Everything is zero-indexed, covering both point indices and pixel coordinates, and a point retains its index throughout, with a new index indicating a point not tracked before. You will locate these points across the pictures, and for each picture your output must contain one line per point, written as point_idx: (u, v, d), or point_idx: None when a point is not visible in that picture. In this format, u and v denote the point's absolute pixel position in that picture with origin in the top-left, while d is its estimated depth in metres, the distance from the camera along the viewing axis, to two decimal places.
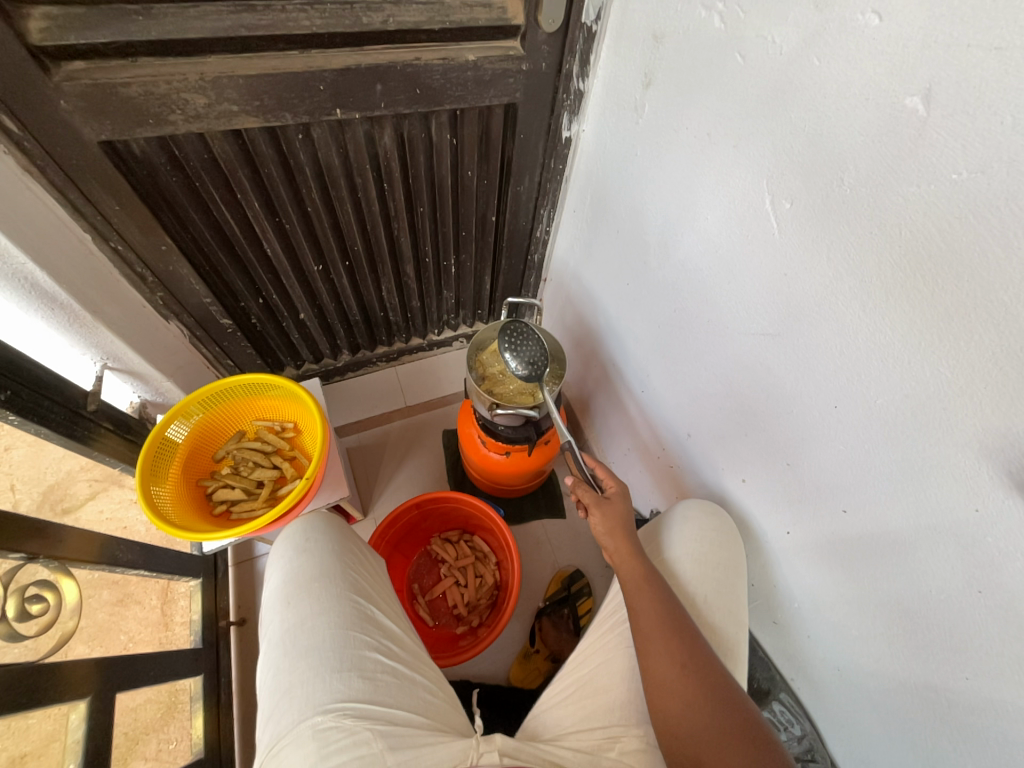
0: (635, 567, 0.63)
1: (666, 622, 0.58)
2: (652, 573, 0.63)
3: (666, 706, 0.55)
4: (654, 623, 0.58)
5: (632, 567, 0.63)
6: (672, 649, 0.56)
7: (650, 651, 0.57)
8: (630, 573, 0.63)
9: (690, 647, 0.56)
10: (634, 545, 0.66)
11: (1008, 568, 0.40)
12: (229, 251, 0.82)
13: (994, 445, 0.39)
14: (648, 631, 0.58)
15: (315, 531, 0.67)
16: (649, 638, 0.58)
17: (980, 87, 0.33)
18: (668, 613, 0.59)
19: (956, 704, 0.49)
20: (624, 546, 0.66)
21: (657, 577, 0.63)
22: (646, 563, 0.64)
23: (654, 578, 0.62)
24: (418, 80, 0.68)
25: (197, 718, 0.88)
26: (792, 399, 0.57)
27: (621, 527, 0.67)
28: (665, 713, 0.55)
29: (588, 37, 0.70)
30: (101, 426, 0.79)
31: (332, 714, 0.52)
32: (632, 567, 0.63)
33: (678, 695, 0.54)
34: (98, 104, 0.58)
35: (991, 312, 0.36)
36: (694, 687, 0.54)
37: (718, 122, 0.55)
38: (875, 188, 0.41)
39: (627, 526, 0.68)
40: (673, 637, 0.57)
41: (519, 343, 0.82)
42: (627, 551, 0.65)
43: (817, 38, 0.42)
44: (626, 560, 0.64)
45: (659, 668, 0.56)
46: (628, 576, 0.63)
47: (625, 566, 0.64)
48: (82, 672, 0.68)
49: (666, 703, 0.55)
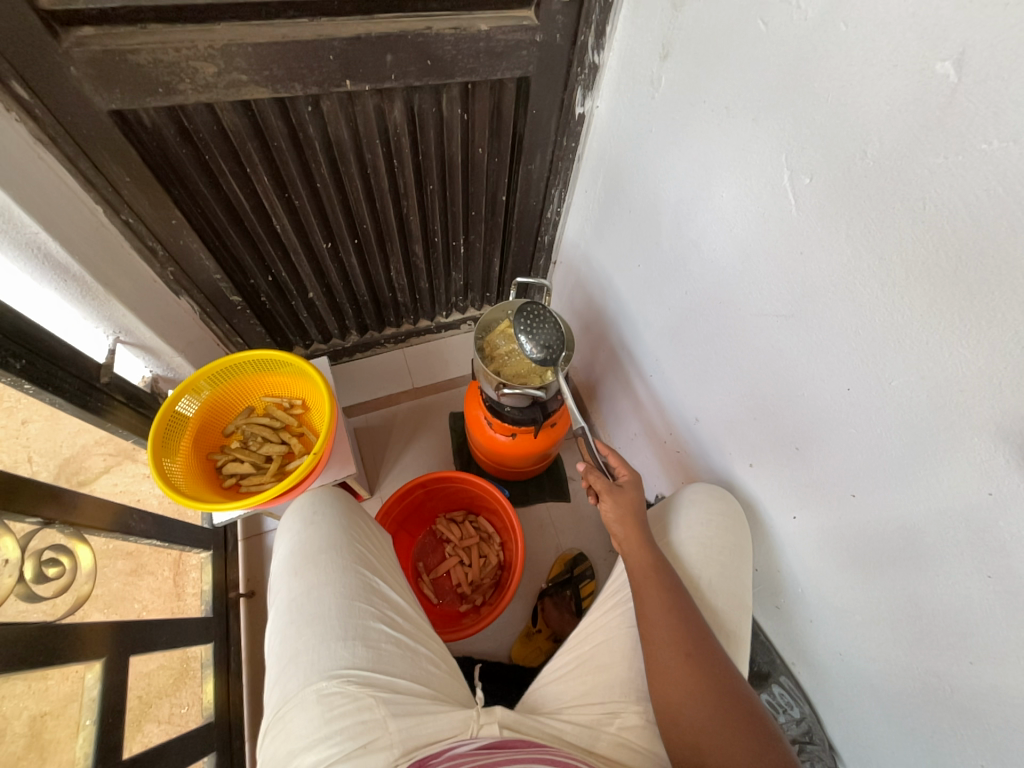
0: (644, 555, 0.63)
1: (673, 610, 0.58)
2: (661, 562, 0.63)
3: (668, 693, 0.55)
4: (660, 610, 0.58)
5: (641, 555, 0.63)
6: (676, 636, 0.56)
7: (654, 637, 0.57)
8: (639, 560, 0.63)
9: (696, 636, 0.56)
10: (643, 533, 0.66)
11: (1019, 553, 0.39)
12: (239, 227, 0.82)
13: (1012, 427, 0.38)
14: (653, 618, 0.58)
15: (323, 504, 0.68)
16: (654, 625, 0.58)
17: (1017, 49, 0.31)
18: (675, 602, 0.59)
19: (960, 689, 0.49)
20: (633, 533, 0.65)
21: (665, 566, 0.63)
22: (654, 552, 0.64)
23: (663, 567, 0.62)
24: (429, 50, 0.67)
25: (208, 684, 0.90)
26: (804, 382, 0.56)
27: (631, 515, 0.67)
28: (666, 699, 0.55)
29: (604, 7, 0.68)
30: (113, 399, 0.80)
31: (337, 679, 0.54)
32: (640, 555, 0.63)
33: (681, 682, 0.54)
34: (107, 72, 0.58)
35: (1016, 290, 0.35)
36: (697, 675, 0.54)
37: (737, 95, 0.53)
38: (900, 161, 0.40)
39: (637, 514, 0.68)
40: (679, 626, 0.57)
41: (540, 324, 0.81)
42: (636, 539, 0.65)
43: (844, 0, 0.40)
44: (636, 547, 0.64)
45: (663, 655, 0.56)
46: (636, 564, 0.63)
47: (633, 553, 0.64)
48: (98, 634, 0.70)
49: (668, 690, 0.55)
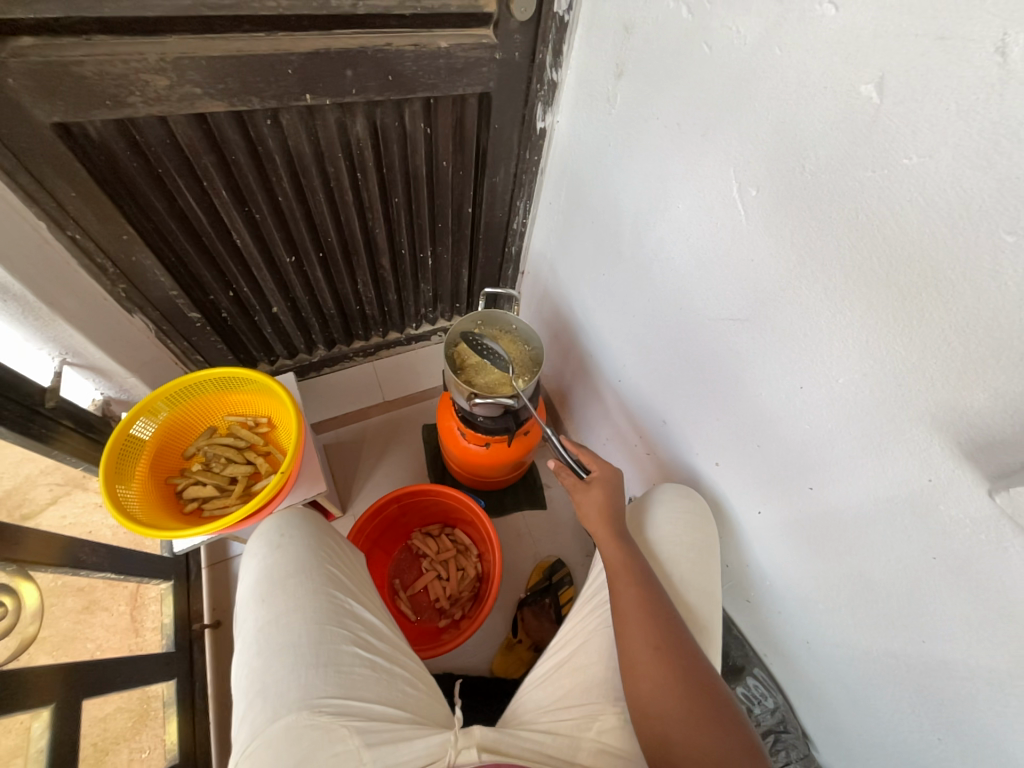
0: (618, 550, 0.64)
1: (645, 605, 0.59)
2: (635, 557, 0.64)
3: (638, 685, 0.56)
4: (632, 603, 0.59)
5: (616, 550, 0.64)
6: (647, 629, 0.57)
7: (627, 629, 0.58)
8: (614, 555, 0.64)
9: (666, 629, 0.57)
10: (618, 529, 0.67)
11: (959, 534, 0.42)
12: (196, 242, 0.80)
13: (944, 417, 0.41)
14: (625, 611, 0.59)
15: (292, 526, 0.66)
16: (626, 618, 0.59)
17: (927, 75, 0.35)
18: (647, 596, 0.60)
19: (916, 667, 0.51)
20: (608, 528, 0.66)
21: (640, 561, 0.64)
22: (629, 547, 0.65)
23: (636, 561, 0.63)
24: (390, 66, 0.67)
25: (171, 724, 0.85)
26: (759, 382, 0.59)
27: (605, 511, 0.68)
28: (637, 692, 0.56)
29: (560, 28, 0.71)
30: (60, 424, 0.76)
31: (309, 711, 0.52)
32: (614, 549, 0.64)
33: (651, 674, 0.55)
34: (49, 83, 0.55)
35: (940, 291, 0.38)
36: (666, 668, 0.55)
37: (688, 113, 0.56)
38: (836, 174, 0.43)
39: (613, 511, 0.69)
40: (650, 618, 0.58)
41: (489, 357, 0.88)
42: (610, 534, 0.66)
43: (778, 28, 0.44)
44: (610, 542, 0.65)
45: (634, 647, 0.57)
46: (611, 559, 0.64)
47: (608, 548, 0.65)
48: (46, 678, 0.65)
49: (639, 683, 0.56)
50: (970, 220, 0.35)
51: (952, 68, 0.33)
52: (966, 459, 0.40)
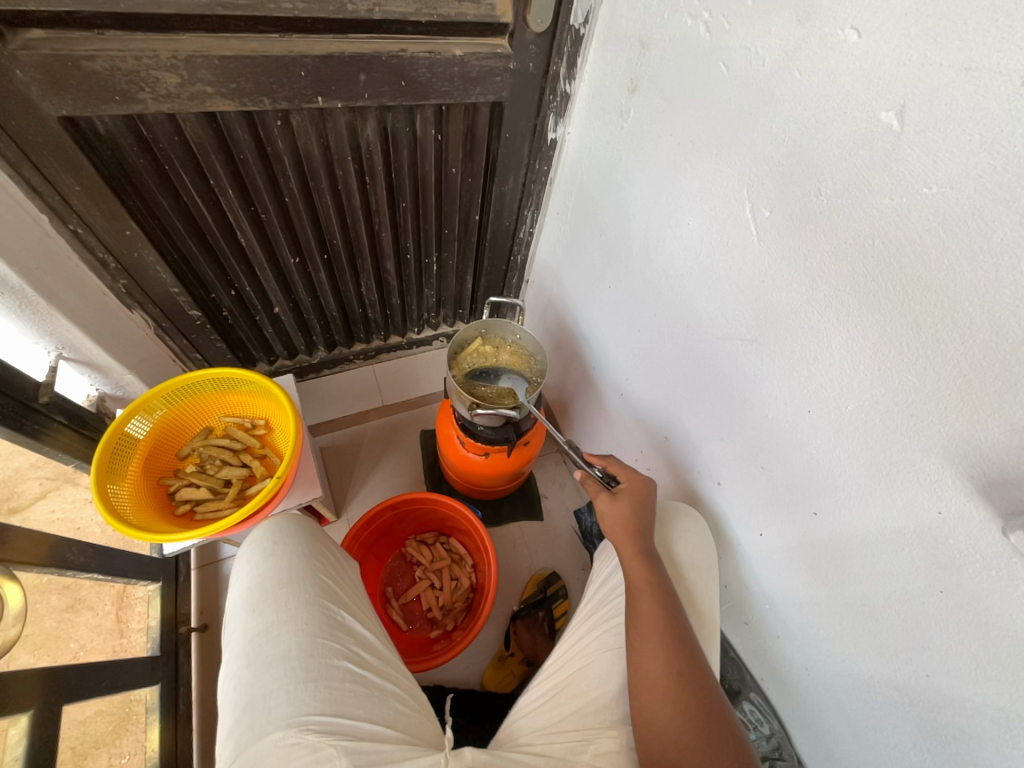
0: (642, 565, 0.63)
1: (667, 626, 0.58)
2: (657, 576, 0.63)
3: (652, 706, 0.54)
4: (654, 623, 0.58)
5: (641, 568, 0.63)
6: (667, 650, 0.56)
7: (645, 649, 0.57)
8: (637, 572, 0.63)
9: (686, 652, 0.56)
10: (642, 546, 0.65)
11: (968, 568, 0.42)
12: (200, 240, 0.79)
13: (958, 450, 0.40)
14: (646, 631, 0.58)
15: (285, 533, 0.64)
16: (647, 637, 0.58)
17: (950, 106, 0.34)
18: (670, 618, 0.59)
19: (919, 702, 0.50)
20: (633, 545, 0.65)
21: (661, 580, 0.62)
22: (653, 563, 0.64)
23: (659, 579, 0.62)
24: (404, 72, 0.67)
25: (153, 730, 0.83)
26: (766, 405, 0.58)
27: (632, 525, 0.67)
28: (650, 712, 0.54)
29: (575, 41, 0.71)
30: (53, 420, 0.75)
31: (297, 728, 0.50)
32: (636, 564, 0.63)
33: (669, 697, 0.54)
34: (59, 77, 0.55)
35: (956, 322, 0.38)
36: (685, 692, 0.54)
37: (702, 131, 0.56)
38: (851, 199, 0.42)
39: (640, 527, 0.67)
40: (671, 640, 0.57)
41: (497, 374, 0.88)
42: (634, 549, 0.65)
43: (798, 51, 0.43)
44: (633, 556, 0.64)
45: (652, 667, 0.56)
46: (633, 573, 0.63)
47: (631, 562, 0.64)
48: (27, 683, 0.63)
49: (653, 704, 0.54)
50: (990, 253, 0.34)
51: (976, 99, 0.33)
52: (979, 494, 0.39)
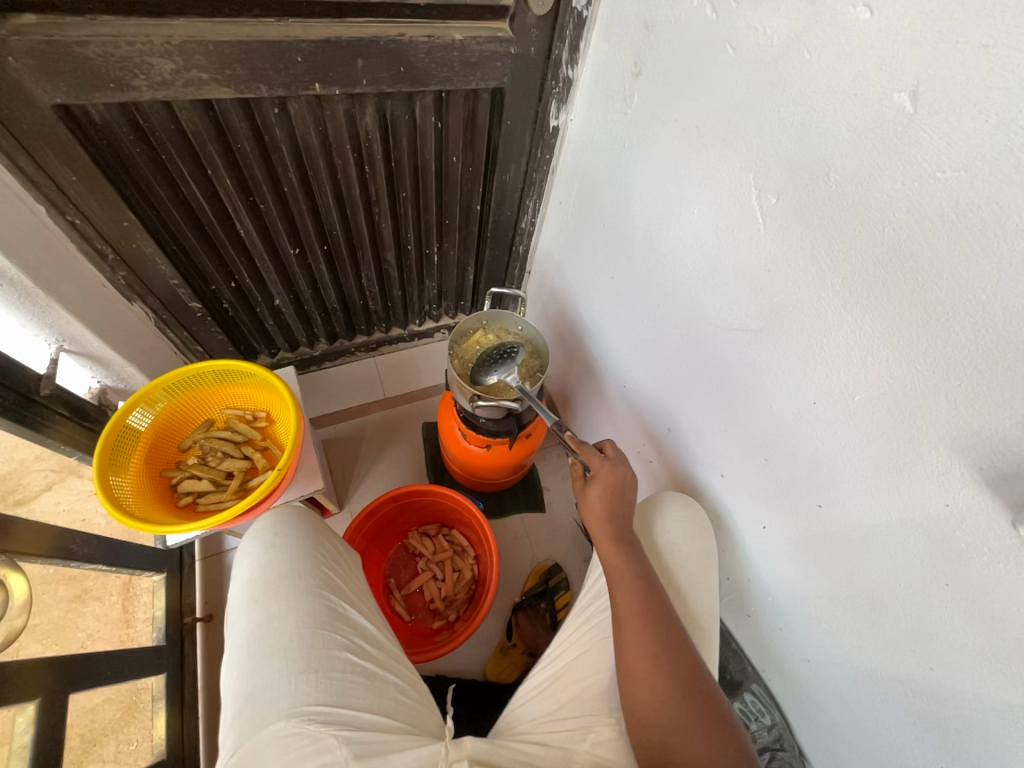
0: (618, 555, 0.62)
1: (644, 614, 0.57)
2: (635, 562, 0.62)
3: (634, 692, 0.55)
4: (631, 611, 0.58)
5: (617, 556, 0.62)
6: (646, 638, 0.56)
7: (625, 638, 0.57)
8: (613, 561, 0.62)
9: (665, 638, 0.56)
10: (619, 534, 0.64)
11: (975, 562, 0.41)
12: (198, 230, 0.78)
13: (967, 443, 0.39)
14: (624, 620, 0.58)
15: (285, 526, 0.64)
16: (626, 626, 0.58)
17: (968, 86, 0.33)
18: (648, 606, 0.58)
19: (922, 693, 0.50)
20: (607, 534, 0.64)
21: (640, 565, 0.62)
22: (631, 550, 0.63)
23: (635, 566, 0.61)
24: (402, 57, 0.66)
25: (159, 718, 0.84)
26: (770, 396, 0.57)
27: (606, 514, 0.65)
28: (633, 699, 0.55)
29: (578, 23, 0.69)
30: (55, 412, 0.75)
31: (297, 719, 0.50)
32: (612, 554, 0.63)
33: (650, 685, 0.54)
34: (51, 63, 0.54)
35: (967, 311, 0.37)
36: (664, 678, 0.54)
37: (707, 115, 0.55)
38: (862, 185, 0.41)
39: (617, 514, 0.66)
40: (649, 628, 0.56)
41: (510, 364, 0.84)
42: (609, 538, 0.64)
43: (808, 30, 0.42)
44: (609, 546, 0.63)
45: (632, 656, 0.56)
46: (610, 562, 0.62)
47: (607, 552, 0.63)
48: (34, 671, 0.64)
49: (634, 690, 0.55)
50: (1006, 238, 0.33)
51: (994, 79, 0.32)
52: (988, 486, 0.39)
